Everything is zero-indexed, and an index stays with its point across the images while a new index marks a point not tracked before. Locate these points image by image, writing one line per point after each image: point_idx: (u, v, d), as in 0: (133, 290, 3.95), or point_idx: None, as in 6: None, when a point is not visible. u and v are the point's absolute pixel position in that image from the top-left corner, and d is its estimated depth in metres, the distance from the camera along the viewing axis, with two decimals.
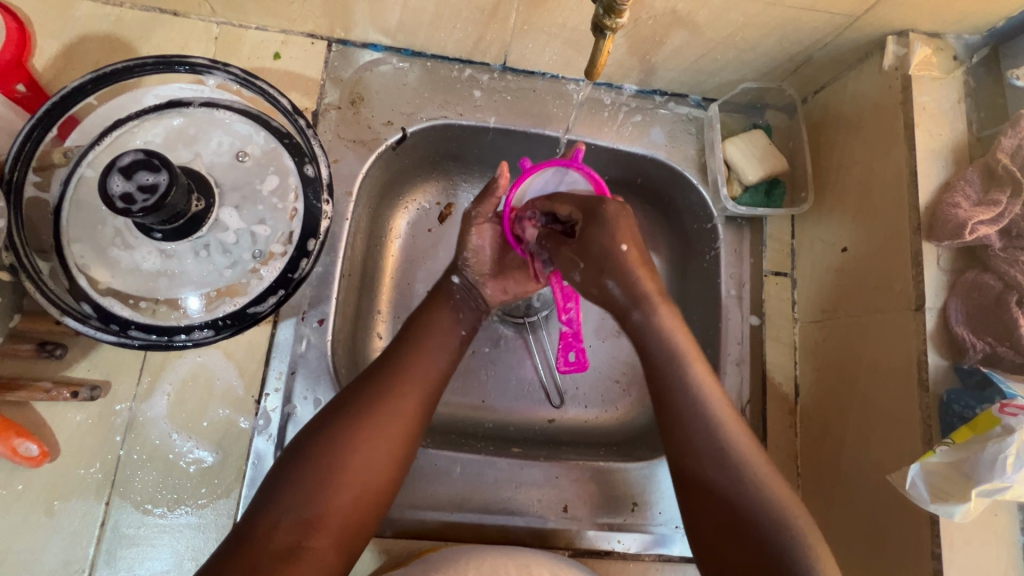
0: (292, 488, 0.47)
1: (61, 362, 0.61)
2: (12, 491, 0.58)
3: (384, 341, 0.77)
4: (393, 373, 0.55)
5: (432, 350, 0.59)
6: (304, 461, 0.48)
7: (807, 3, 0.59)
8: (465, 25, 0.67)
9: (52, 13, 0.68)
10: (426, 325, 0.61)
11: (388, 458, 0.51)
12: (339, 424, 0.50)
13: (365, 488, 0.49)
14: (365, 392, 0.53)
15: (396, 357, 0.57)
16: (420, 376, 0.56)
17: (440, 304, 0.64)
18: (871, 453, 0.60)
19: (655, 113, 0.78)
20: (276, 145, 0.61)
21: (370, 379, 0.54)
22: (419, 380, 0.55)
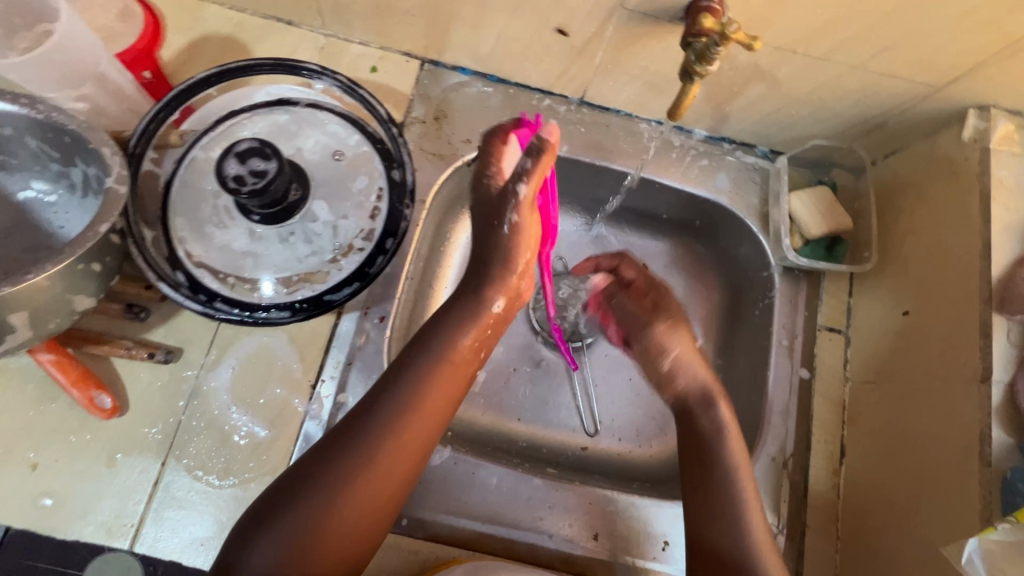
0: (285, 533, 0.48)
1: (142, 325, 0.65)
2: (80, 439, 0.61)
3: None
4: (392, 417, 0.52)
5: (442, 392, 0.55)
6: (297, 509, 0.48)
7: (890, 69, 0.61)
8: (552, 58, 0.72)
9: (182, 12, 0.75)
10: (430, 355, 0.55)
11: (376, 510, 0.51)
12: (332, 476, 0.50)
13: (355, 539, 0.50)
14: (358, 446, 0.51)
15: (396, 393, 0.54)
16: (420, 423, 0.53)
17: (450, 330, 0.57)
18: (922, 521, 0.59)
19: (722, 160, 0.80)
20: (369, 149, 0.65)
21: (363, 427, 0.52)
22: (417, 432, 0.53)
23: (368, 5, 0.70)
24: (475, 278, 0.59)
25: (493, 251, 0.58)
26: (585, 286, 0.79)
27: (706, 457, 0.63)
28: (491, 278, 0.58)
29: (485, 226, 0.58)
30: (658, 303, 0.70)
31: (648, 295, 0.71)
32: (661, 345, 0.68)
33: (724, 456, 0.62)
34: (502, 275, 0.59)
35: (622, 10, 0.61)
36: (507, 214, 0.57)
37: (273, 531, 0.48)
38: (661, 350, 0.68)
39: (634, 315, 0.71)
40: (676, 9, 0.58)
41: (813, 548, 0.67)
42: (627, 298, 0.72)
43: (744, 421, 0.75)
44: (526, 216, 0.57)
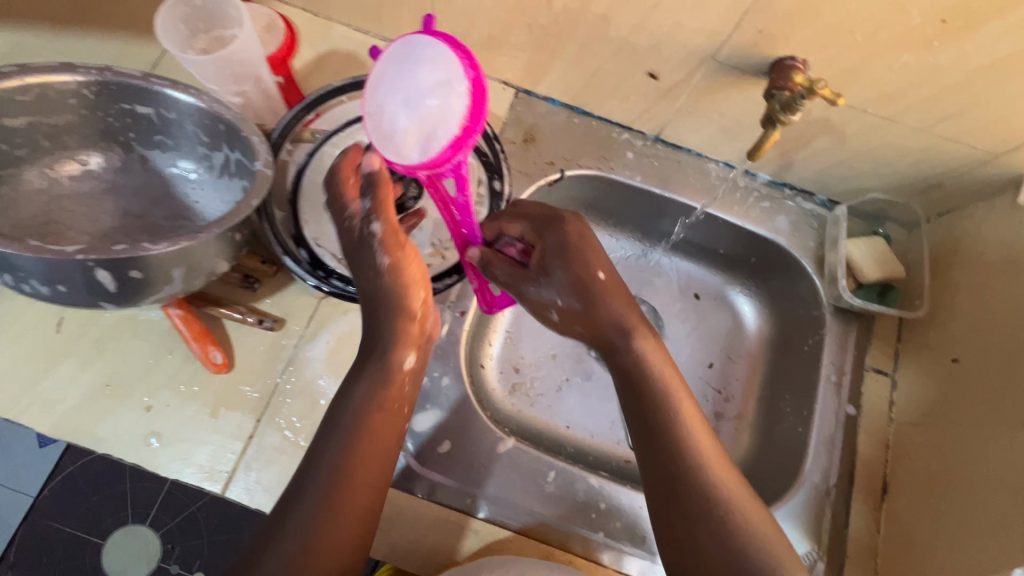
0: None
1: (253, 295, 0.72)
2: (190, 389, 0.68)
3: (495, 348, 0.88)
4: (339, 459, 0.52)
5: (381, 424, 0.54)
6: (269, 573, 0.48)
7: (953, 133, 0.67)
8: (638, 97, 0.80)
9: (316, 30, 0.86)
10: (373, 378, 0.55)
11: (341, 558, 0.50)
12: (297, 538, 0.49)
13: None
14: (320, 478, 0.51)
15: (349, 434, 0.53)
16: (369, 457, 0.53)
17: (384, 351, 0.56)
18: (963, 554, 0.61)
19: (782, 203, 0.86)
20: (475, 161, 0.73)
21: (317, 460, 0.52)
22: (365, 468, 0.52)
23: (481, 38, 0.79)
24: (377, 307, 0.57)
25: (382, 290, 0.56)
26: (509, 241, 0.65)
27: (654, 428, 0.55)
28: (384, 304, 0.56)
29: (361, 272, 0.57)
30: (545, 259, 0.61)
31: (499, 258, 0.62)
32: (544, 299, 0.61)
33: (665, 415, 0.55)
34: (402, 322, 0.57)
35: (712, 61, 0.69)
36: (376, 255, 0.56)
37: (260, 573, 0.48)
38: (545, 303, 0.61)
39: (562, 255, 0.60)
40: (762, 64, 0.66)
41: None
42: (537, 284, 0.61)
43: (788, 449, 0.79)
44: (389, 221, 0.57)
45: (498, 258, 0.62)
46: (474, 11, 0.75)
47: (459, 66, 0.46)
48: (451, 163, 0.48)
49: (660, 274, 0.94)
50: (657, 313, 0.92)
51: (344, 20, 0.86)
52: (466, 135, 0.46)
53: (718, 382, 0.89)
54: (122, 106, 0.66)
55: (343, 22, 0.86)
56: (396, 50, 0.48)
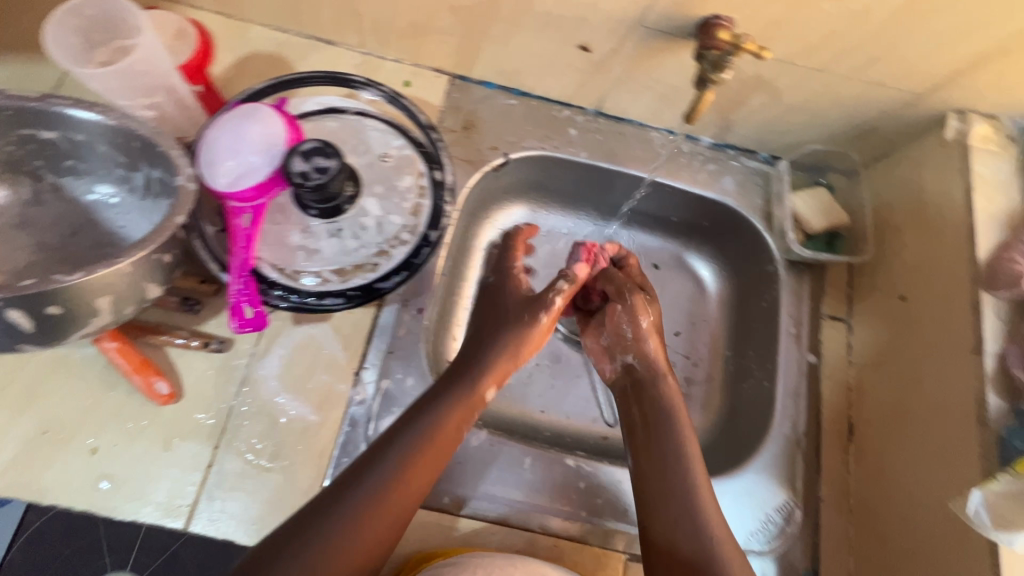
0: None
1: (196, 318, 0.69)
2: (137, 424, 0.65)
3: (459, 343, 0.83)
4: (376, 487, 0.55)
5: (427, 466, 0.58)
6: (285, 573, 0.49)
7: (878, 78, 0.68)
8: (572, 72, 0.79)
9: (232, 33, 0.82)
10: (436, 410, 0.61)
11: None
12: (321, 541, 0.51)
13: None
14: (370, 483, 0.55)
15: (381, 465, 0.56)
16: (408, 493, 0.56)
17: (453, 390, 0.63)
18: (925, 479, 0.64)
19: (727, 164, 0.87)
20: (413, 152, 0.69)
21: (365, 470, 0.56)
22: (405, 497, 0.56)
23: (406, 25, 0.77)
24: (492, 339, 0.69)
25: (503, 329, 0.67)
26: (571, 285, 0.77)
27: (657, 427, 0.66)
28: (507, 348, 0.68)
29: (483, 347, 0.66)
30: (642, 288, 0.76)
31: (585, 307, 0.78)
32: (618, 320, 0.73)
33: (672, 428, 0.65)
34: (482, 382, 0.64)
35: (640, 27, 0.68)
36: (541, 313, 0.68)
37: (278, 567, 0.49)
38: (616, 324, 0.73)
39: (649, 292, 0.76)
40: (690, 24, 0.66)
41: (828, 519, 0.72)
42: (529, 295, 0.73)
43: (756, 404, 0.80)
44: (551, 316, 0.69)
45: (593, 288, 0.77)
46: None
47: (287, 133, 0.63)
48: (252, 202, 0.62)
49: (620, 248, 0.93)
50: None
51: (261, 20, 0.82)
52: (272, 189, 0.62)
53: (688, 346, 0.89)
54: (23, 131, 0.62)
55: (260, 22, 0.82)
56: (241, 109, 0.63)
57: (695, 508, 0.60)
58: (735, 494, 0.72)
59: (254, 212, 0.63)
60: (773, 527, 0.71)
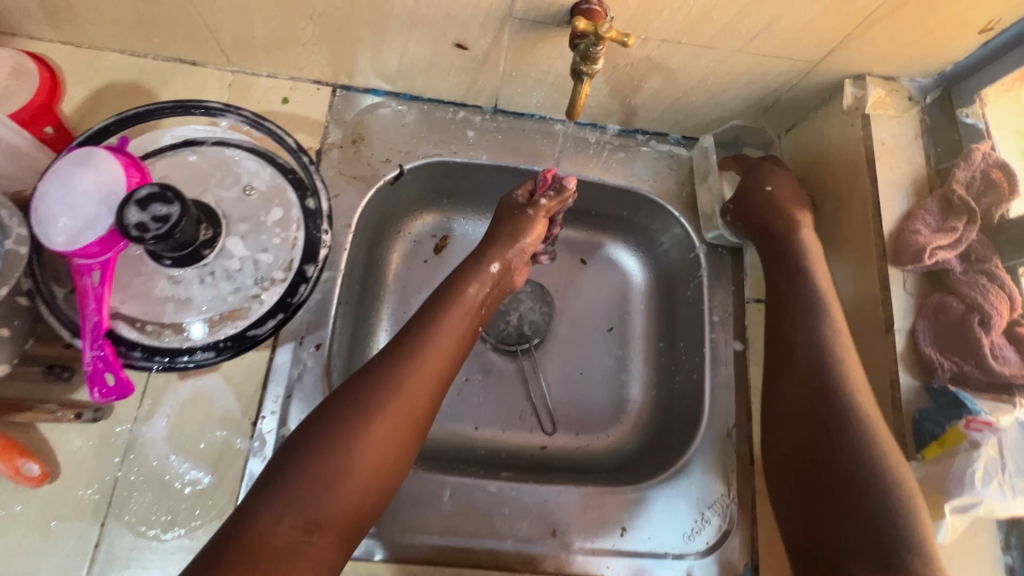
0: (295, 484, 0.48)
1: (67, 387, 0.63)
2: (10, 511, 0.59)
3: (382, 340, 0.81)
4: (379, 383, 0.55)
5: (429, 366, 0.57)
6: (306, 460, 0.49)
7: (768, 50, 0.64)
8: (457, 72, 0.74)
9: (82, 65, 0.75)
10: (436, 309, 0.62)
11: (378, 473, 0.51)
12: (331, 434, 0.51)
13: (363, 496, 0.50)
14: (380, 378, 0.55)
15: (384, 368, 0.56)
16: (414, 394, 0.55)
17: (454, 293, 0.64)
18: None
19: (638, 151, 0.83)
20: (281, 180, 0.65)
21: (375, 371, 0.56)
22: (416, 400, 0.55)
23: (267, 39, 0.70)
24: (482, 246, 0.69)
25: (507, 223, 0.69)
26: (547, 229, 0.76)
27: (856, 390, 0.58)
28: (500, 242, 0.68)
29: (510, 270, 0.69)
30: None
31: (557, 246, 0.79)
32: None
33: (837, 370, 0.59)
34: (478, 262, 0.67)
35: (511, 20, 0.63)
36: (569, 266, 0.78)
37: (294, 471, 0.49)
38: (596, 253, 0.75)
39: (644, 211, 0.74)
40: (561, 13, 0.61)
41: (765, 511, 0.70)
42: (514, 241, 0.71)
43: (688, 398, 0.78)
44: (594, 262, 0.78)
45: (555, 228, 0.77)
46: (244, 12, 0.65)
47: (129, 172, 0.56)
48: (99, 258, 0.55)
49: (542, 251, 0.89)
50: (543, 290, 0.86)
51: (113, 46, 0.75)
52: (121, 242, 0.55)
53: (621, 344, 0.86)
54: None
55: (112, 49, 0.75)
56: (74, 154, 0.55)
57: (819, 419, 0.57)
58: (664, 498, 0.70)
59: (105, 269, 0.56)
60: (707, 526, 0.69)
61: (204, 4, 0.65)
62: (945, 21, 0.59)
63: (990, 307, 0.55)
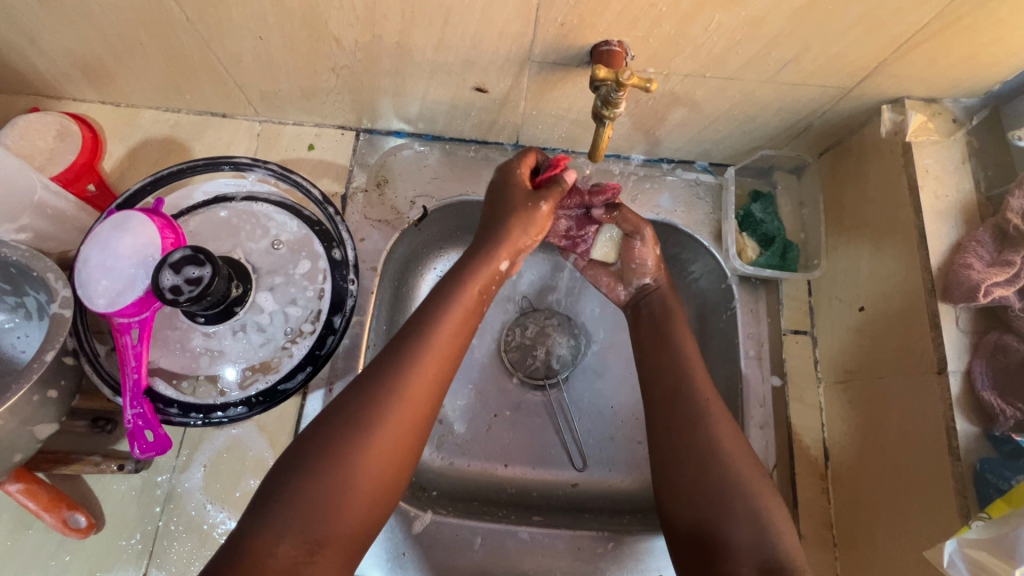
0: (292, 505, 0.45)
1: (110, 437, 0.65)
2: (60, 561, 0.62)
3: None
4: (376, 395, 0.50)
5: (424, 379, 0.52)
6: (304, 477, 0.46)
7: (798, 79, 0.62)
8: (478, 113, 0.74)
9: (121, 122, 0.78)
10: (438, 310, 0.56)
11: (381, 487, 0.48)
12: (328, 451, 0.47)
13: (366, 514, 0.47)
14: (378, 389, 0.50)
15: (384, 372, 0.51)
16: (414, 407, 0.50)
17: (454, 293, 0.57)
18: (919, 492, 0.57)
19: (663, 180, 0.81)
20: (308, 232, 0.66)
21: (376, 375, 0.51)
22: (413, 412, 0.50)
23: (292, 91, 0.72)
24: (481, 239, 0.61)
25: (508, 216, 0.61)
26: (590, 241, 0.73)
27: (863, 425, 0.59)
28: (502, 238, 0.60)
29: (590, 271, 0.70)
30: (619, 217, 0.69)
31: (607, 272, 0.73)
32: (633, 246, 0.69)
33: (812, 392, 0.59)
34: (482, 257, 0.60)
35: (531, 63, 0.62)
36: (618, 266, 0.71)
37: (286, 491, 0.45)
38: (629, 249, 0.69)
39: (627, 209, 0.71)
40: (581, 55, 0.60)
41: (811, 559, 0.66)
42: (637, 241, 0.69)
43: None
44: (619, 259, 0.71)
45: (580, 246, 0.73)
46: (270, 68, 0.67)
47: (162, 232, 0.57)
48: (137, 317, 0.56)
49: (575, 283, 0.85)
50: (570, 322, 0.82)
51: (149, 104, 0.78)
52: (156, 301, 0.56)
53: None
54: None
55: (148, 106, 0.78)
56: (113, 219, 0.56)
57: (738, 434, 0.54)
58: None
59: (144, 327, 0.57)
60: None
61: (232, 63, 0.67)
62: (990, 42, 0.55)
63: None
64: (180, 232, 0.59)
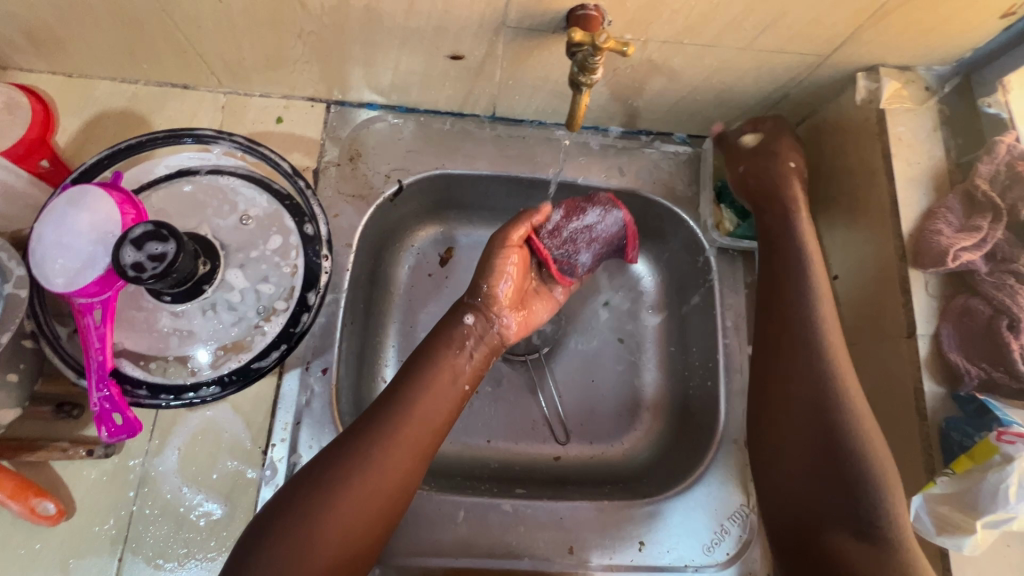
0: (268, 557, 0.47)
1: (78, 422, 0.63)
2: (30, 550, 0.60)
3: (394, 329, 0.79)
4: (355, 456, 0.52)
5: (409, 438, 0.54)
6: (284, 529, 0.48)
7: (777, 46, 0.61)
8: (453, 82, 0.72)
9: (75, 95, 0.74)
10: (425, 370, 0.59)
11: (358, 538, 0.50)
12: (306, 503, 0.49)
13: (338, 563, 0.49)
14: (362, 446, 0.53)
15: (369, 430, 0.54)
16: (393, 466, 0.53)
17: (436, 353, 0.60)
18: (890, 455, 0.58)
19: (642, 153, 0.80)
20: (278, 207, 0.64)
21: (364, 432, 0.54)
22: (395, 469, 0.52)
23: (257, 59, 0.68)
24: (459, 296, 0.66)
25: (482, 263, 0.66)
26: (597, 218, 0.70)
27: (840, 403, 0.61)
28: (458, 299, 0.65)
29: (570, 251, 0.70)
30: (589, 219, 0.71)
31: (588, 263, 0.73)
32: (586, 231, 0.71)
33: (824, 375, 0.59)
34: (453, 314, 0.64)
35: (505, 28, 0.60)
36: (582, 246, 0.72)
37: (264, 546, 0.48)
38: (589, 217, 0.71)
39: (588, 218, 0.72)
40: (557, 19, 0.58)
41: None
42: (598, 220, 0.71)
43: (703, 405, 0.76)
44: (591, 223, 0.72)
45: (583, 241, 0.70)
46: (232, 34, 0.64)
47: (123, 209, 0.54)
48: (99, 297, 0.54)
49: None
50: None
51: (103, 74, 0.73)
52: (119, 280, 0.53)
53: (631, 352, 0.82)
54: None
55: (103, 77, 0.74)
56: (69, 193, 0.53)
57: None
58: (680, 508, 0.70)
59: (107, 306, 0.55)
60: (726, 537, 0.68)
61: (191, 30, 0.63)
62: (963, 7, 0.55)
63: (1019, 309, 0.53)
64: (141, 207, 0.56)
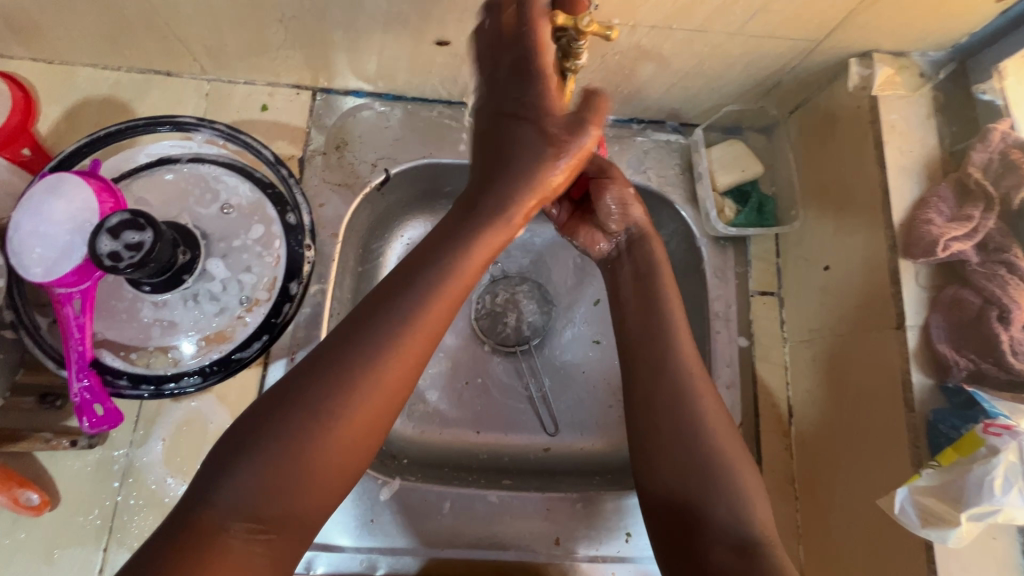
0: (244, 481, 0.40)
1: (61, 413, 0.63)
2: (14, 540, 0.60)
3: None
4: (347, 365, 0.44)
5: (411, 345, 0.46)
6: (261, 454, 0.41)
7: (767, 31, 0.60)
8: (440, 69, 0.70)
9: (56, 82, 0.73)
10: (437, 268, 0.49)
11: (352, 456, 0.43)
12: (290, 421, 0.42)
13: (329, 486, 0.43)
14: (355, 355, 0.44)
15: (360, 336, 0.45)
16: (391, 375, 0.45)
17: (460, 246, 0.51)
18: (877, 447, 0.58)
19: (633, 141, 0.79)
20: (260, 195, 0.63)
21: (357, 335, 0.45)
22: (392, 380, 0.45)
23: (239, 45, 0.67)
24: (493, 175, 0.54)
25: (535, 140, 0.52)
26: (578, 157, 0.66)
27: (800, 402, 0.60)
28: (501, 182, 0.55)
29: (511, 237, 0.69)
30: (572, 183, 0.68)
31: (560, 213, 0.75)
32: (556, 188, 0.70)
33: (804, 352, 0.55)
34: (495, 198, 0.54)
35: None
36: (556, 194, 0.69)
37: (234, 470, 0.40)
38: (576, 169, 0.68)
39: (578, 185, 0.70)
40: None
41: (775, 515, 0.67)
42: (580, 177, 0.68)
43: None
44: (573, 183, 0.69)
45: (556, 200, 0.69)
46: (212, 20, 0.62)
47: (102, 198, 0.54)
48: (77, 287, 0.53)
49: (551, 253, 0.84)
50: (542, 291, 0.82)
51: (85, 61, 0.72)
52: (97, 270, 0.53)
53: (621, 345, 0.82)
54: None
55: (85, 63, 0.73)
56: (45, 181, 0.52)
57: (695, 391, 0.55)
58: None
59: (87, 296, 0.54)
60: None
61: (171, 15, 0.62)
62: None
63: (1009, 301, 0.53)
64: (120, 195, 0.55)
